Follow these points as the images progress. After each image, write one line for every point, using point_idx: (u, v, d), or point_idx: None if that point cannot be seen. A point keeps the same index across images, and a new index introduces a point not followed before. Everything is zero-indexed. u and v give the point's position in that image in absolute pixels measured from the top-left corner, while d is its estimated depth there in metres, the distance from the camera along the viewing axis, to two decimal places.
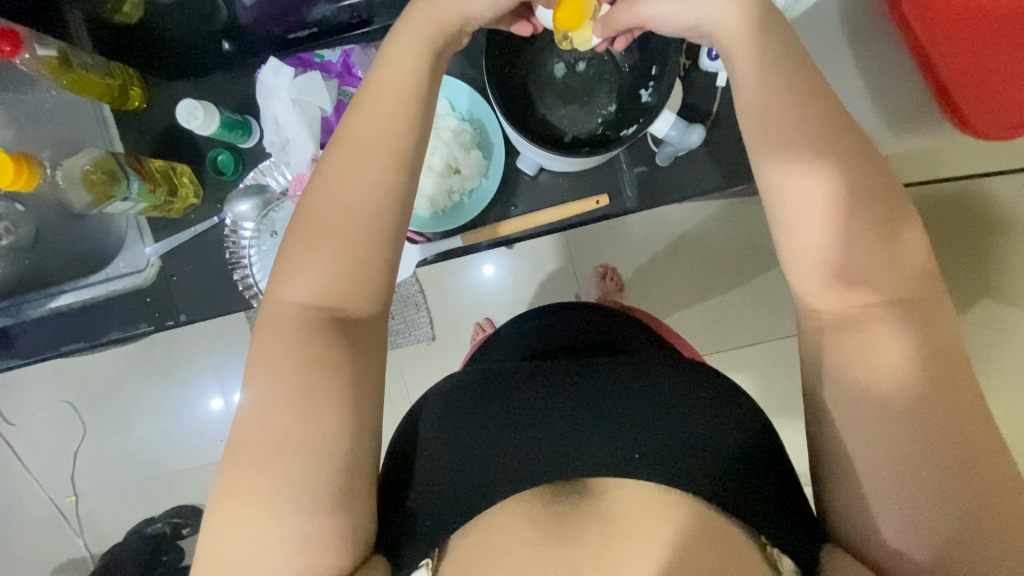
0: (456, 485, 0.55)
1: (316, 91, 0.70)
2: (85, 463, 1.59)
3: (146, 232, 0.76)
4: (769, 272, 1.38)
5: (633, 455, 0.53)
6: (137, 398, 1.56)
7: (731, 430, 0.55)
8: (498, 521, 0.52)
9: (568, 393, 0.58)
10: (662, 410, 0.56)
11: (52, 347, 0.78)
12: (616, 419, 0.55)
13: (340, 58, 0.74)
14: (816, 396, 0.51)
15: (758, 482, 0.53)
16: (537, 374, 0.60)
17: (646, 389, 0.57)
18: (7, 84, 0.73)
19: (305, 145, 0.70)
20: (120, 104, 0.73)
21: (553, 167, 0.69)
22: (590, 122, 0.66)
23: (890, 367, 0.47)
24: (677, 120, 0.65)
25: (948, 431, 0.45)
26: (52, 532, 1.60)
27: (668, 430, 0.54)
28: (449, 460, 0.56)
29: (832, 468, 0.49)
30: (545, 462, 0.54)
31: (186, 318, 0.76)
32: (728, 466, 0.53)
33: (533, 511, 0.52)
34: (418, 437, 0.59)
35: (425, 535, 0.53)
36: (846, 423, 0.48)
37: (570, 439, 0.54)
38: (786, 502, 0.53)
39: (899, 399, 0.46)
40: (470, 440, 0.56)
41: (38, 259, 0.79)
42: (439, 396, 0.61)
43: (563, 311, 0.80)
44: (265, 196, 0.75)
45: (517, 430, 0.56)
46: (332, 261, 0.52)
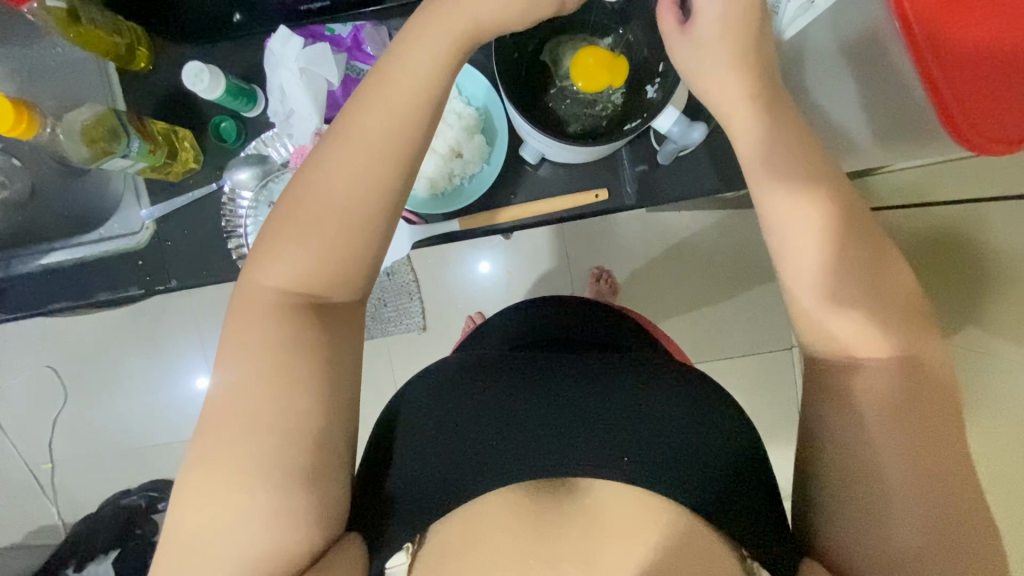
0: (439, 475, 0.55)
1: (324, 62, 0.69)
2: (64, 431, 1.57)
3: (143, 194, 0.76)
4: (763, 285, 1.40)
5: (622, 457, 0.53)
6: (122, 368, 1.55)
7: (715, 435, 0.55)
8: (481, 513, 0.52)
9: (560, 389, 0.58)
10: (651, 414, 0.56)
11: (39, 304, 0.77)
12: (608, 419, 0.55)
13: (350, 33, 0.72)
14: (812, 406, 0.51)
15: (737, 485, 0.53)
16: (529, 367, 0.60)
17: (637, 389, 0.58)
18: (13, 36, 0.73)
19: (309, 117, 0.70)
20: (126, 63, 0.72)
21: (554, 157, 0.69)
22: (595, 112, 0.64)
23: (867, 380, 0.48)
24: (680, 116, 0.64)
25: (921, 443, 0.46)
26: (26, 497, 1.59)
27: (658, 434, 0.54)
28: (434, 449, 0.56)
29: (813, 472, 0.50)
30: (532, 457, 0.53)
31: (177, 284, 0.76)
32: (711, 473, 0.53)
33: (517, 504, 0.51)
34: (403, 421, 0.59)
35: (404, 523, 0.53)
36: (837, 431, 0.49)
37: (559, 438, 0.54)
38: (760, 503, 0.54)
39: (874, 406, 0.48)
40: (456, 431, 0.57)
41: (30, 216, 0.80)
42: (427, 381, 0.61)
43: (556, 306, 0.80)
44: (266, 166, 0.75)
45: (504, 423, 0.56)
46: (329, 232, 0.51)
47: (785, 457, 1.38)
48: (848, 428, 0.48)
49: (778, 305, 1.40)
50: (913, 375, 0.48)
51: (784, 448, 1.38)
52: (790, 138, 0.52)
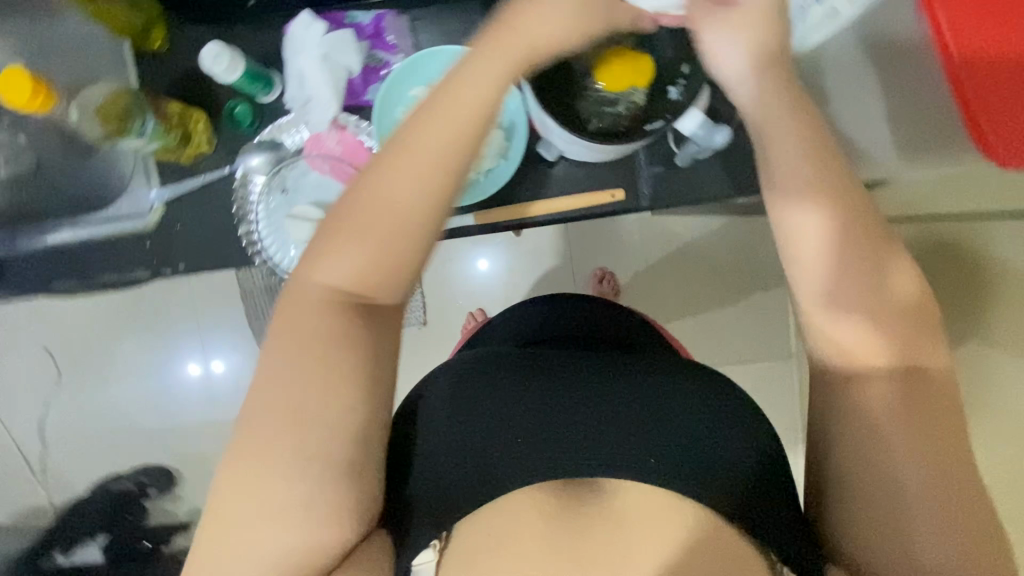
0: (462, 473, 0.54)
1: (346, 51, 0.70)
2: (56, 413, 1.55)
3: (153, 175, 0.75)
4: (764, 291, 1.40)
5: (649, 459, 0.52)
6: (117, 352, 1.53)
7: (733, 436, 0.55)
8: (506, 510, 0.51)
9: (582, 389, 0.58)
10: (674, 417, 0.55)
11: (44, 283, 0.77)
12: (632, 421, 0.55)
13: (371, 21, 0.71)
14: (829, 416, 0.51)
15: (757, 489, 0.53)
16: (552, 367, 0.60)
17: (659, 391, 0.57)
18: (25, 8, 0.72)
19: (328, 104, 0.69)
20: (140, 43, 0.72)
21: (574, 155, 0.68)
22: (617, 112, 0.63)
23: (887, 393, 0.48)
24: (705, 120, 0.65)
25: (940, 455, 0.47)
26: (14, 479, 1.57)
27: (682, 437, 0.54)
28: (457, 448, 0.56)
29: (835, 481, 0.50)
30: (557, 456, 0.53)
31: (184, 268, 0.75)
32: (732, 476, 0.53)
33: (543, 502, 0.51)
34: (426, 420, 0.59)
35: (426, 519, 0.52)
36: (859, 443, 0.49)
37: (585, 438, 0.54)
38: (783, 508, 0.53)
39: (895, 419, 0.48)
40: (480, 431, 0.56)
41: (34, 196, 0.79)
42: (449, 380, 0.61)
43: (572, 303, 0.79)
44: (279, 152, 0.73)
45: (529, 423, 0.56)
46: (350, 224, 0.50)
47: None
48: (872, 440, 0.48)
49: (780, 312, 1.40)
50: (932, 389, 0.48)
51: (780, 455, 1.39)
52: (819, 149, 0.52)
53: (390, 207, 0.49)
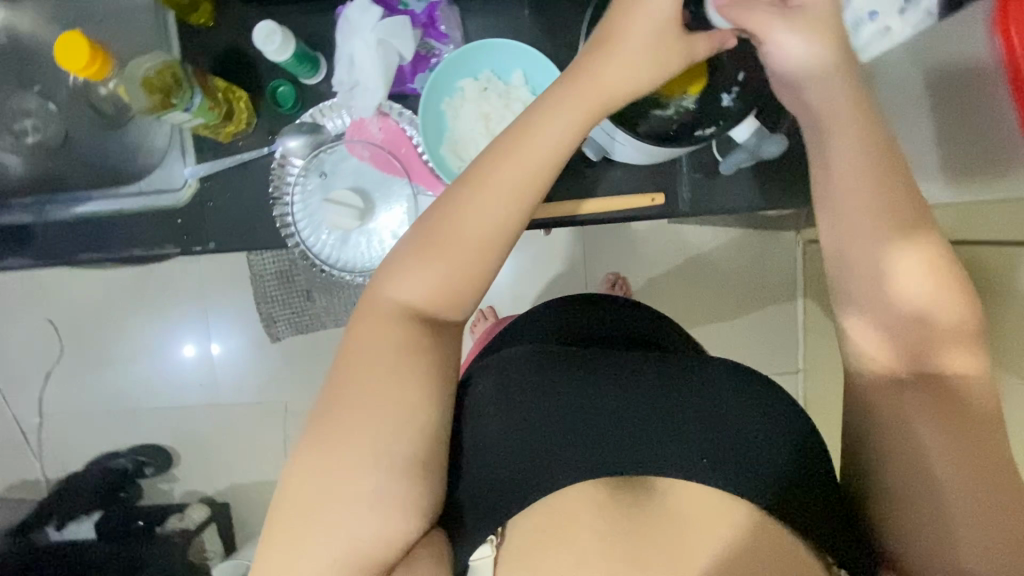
0: (510, 468, 0.54)
1: (401, 37, 0.68)
2: (56, 387, 1.54)
3: (189, 152, 0.74)
4: (775, 305, 1.41)
5: (703, 460, 0.52)
6: (122, 328, 1.52)
7: (783, 445, 0.53)
8: (561, 507, 0.52)
9: (628, 386, 0.57)
10: (722, 419, 0.55)
11: (68, 253, 0.76)
12: (682, 420, 0.55)
13: (425, 9, 0.69)
14: (875, 436, 0.50)
15: (809, 494, 0.52)
16: (598, 363, 0.59)
17: (708, 391, 0.56)
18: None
19: (375, 91, 0.68)
20: (186, 16, 0.71)
21: (620, 157, 0.68)
22: (666, 115, 0.62)
23: (940, 414, 0.47)
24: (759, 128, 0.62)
25: (992, 478, 0.46)
26: (10, 451, 1.56)
27: (735, 438, 0.54)
28: (503, 442, 0.55)
29: (883, 496, 0.49)
30: (610, 455, 0.53)
31: (215, 247, 0.74)
32: (779, 485, 0.52)
33: (599, 499, 0.52)
34: (470, 412, 0.58)
35: (477, 518, 0.52)
36: (909, 463, 0.48)
37: (636, 437, 0.54)
38: (837, 525, 0.51)
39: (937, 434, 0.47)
40: (527, 425, 0.56)
41: (59, 162, 0.84)
42: (493, 373, 0.60)
43: (601, 302, 0.79)
44: (318, 136, 0.72)
45: (577, 420, 0.55)
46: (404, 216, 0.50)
47: None
48: (926, 461, 0.47)
49: (790, 327, 1.41)
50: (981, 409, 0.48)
51: None
52: (886, 165, 0.51)
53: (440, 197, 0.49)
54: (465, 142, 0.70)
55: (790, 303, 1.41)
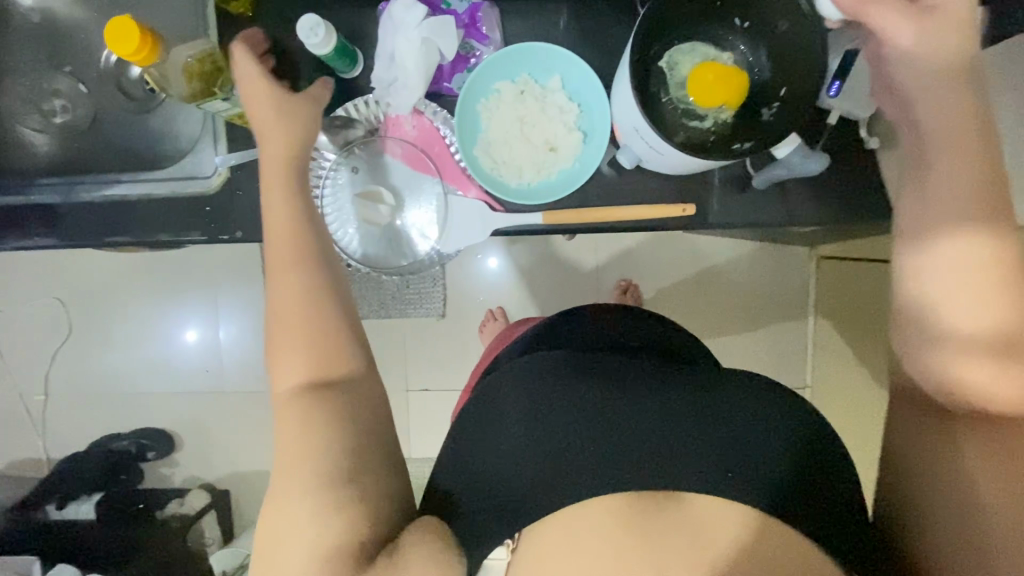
0: (533, 472, 0.56)
1: (444, 37, 0.66)
2: (64, 366, 1.54)
3: (220, 140, 0.75)
4: (786, 322, 1.41)
5: (727, 474, 0.51)
6: (132, 311, 1.52)
7: (806, 459, 0.54)
8: (584, 511, 0.52)
9: (655, 395, 0.57)
10: (749, 432, 0.54)
11: (95, 235, 0.76)
12: (708, 432, 0.54)
13: (466, 9, 0.68)
14: (911, 454, 0.53)
15: (828, 515, 0.52)
16: (624, 368, 0.59)
17: (733, 403, 0.56)
18: None
19: (416, 89, 0.67)
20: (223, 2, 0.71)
21: (652, 165, 0.66)
22: (701, 127, 0.63)
23: (970, 445, 0.49)
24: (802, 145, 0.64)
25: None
26: (14, 427, 1.56)
27: (760, 452, 0.53)
28: (525, 444, 0.57)
29: (916, 521, 0.51)
30: (631, 465, 0.53)
31: (242, 236, 0.75)
32: (802, 502, 0.51)
33: (615, 505, 0.52)
34: (497, 410, 0.60)
35: (494, 521, 0.55)
36: (943, 485, 0.50)
37: (659, 447, 0.53)
38: (848, 539, 0.51)
39: (984, 464, 0.48)
40: (549, 430, 0.57)
41: (85, 143, 0.84)
42: (519, 371, 0.61)
43: (627, 317, 0.80)
44: (349, 131, 0.71)
45: (599, 425, 0.56)
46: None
47: None
48: (961, 486, 0.49)
49: (801, 344, 1.41)
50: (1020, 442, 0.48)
51: None
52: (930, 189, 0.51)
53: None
54: (499, 143, 0.70)
55: (802, 321, 1.41)
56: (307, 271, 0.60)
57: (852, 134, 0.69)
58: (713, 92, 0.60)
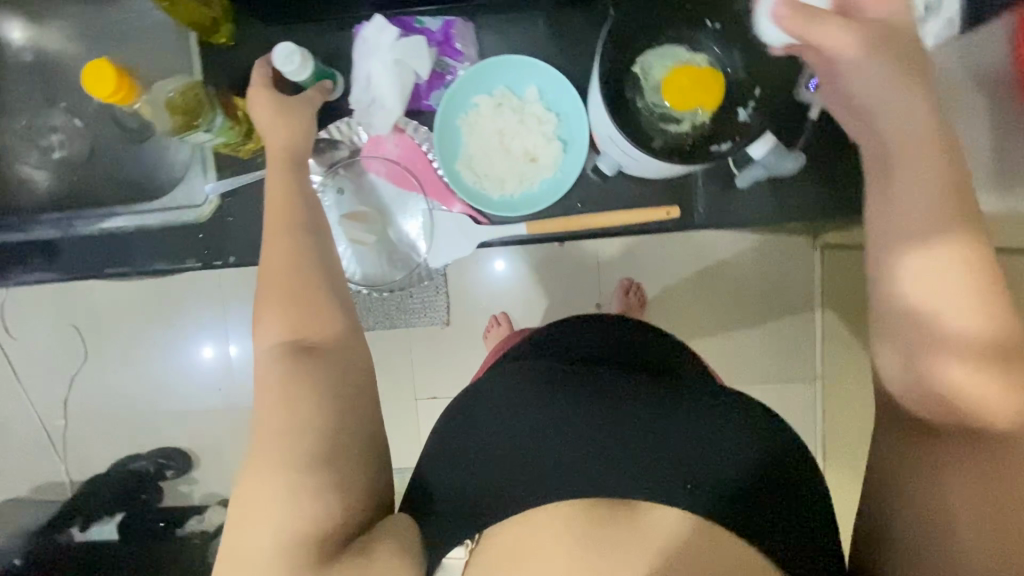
0: (505, 479, 0.58)
1: (418, 57, 0.68)
2: (80, 390, 1.58)
3: (209, 168, 0.76)
4: (792, 315, 1.40)
5: (687, 486, 0.53)
6: (143, 334, 1.55)
7: (769, 466, 0.55)
8: (540, 518, 0.54)
9: (625, 408, 0.58)
10: (713, 443, 0.56)
11: (94, 267, 0.78)
12: (673, 445, 0.55)
13: (440, 27, 0.69)
14: (894, 458, 0.53)
15: (787, 520, 0.54)
16: (597, 381, 0.62)
17: (702, 416, 0.57)
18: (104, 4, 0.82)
19: (393, 109, 0.68)
20: (208, 35, 0.72)
21: (634, 171, 0.67)
22: (680, 131, 0.63)
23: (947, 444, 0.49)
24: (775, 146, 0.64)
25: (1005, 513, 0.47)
26: (36, 452, 1.60)
27: (716, 461, 0.55)
28: (500, 454, 0.60)
29: (892, 524, 0.52)
30: (595, 474, 0.55)
31: (235, 261, 0.76)
32: (761, 510, 0.53)
33: (575, 512, 0.53)
34: (478, 423, 0.63)
35: (464, 525, 0.58)
36: (921, 490, 0.50)
37: (624, 458, 0.55)
38: (802, 542, 0.54)
39: (960, 477, 0.48)
40: (523, 439, 0.59)
41: (83, 175, 0.86)
42: (501, 385, 0.64)
43: (615, 328, 0.81)
44: (335, 152, 0.73)
45: (570, 434, 0.58)
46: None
47: None
48: (939, 490, 0.49)
49: (806, 337, 1.39)
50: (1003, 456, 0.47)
51: None
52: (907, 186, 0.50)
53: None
54: (480, 157, 0.71)
55: (807, 314, 1.39)
56: (294, 294, 0.61)
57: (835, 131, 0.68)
58: (687, 96, 0.60)
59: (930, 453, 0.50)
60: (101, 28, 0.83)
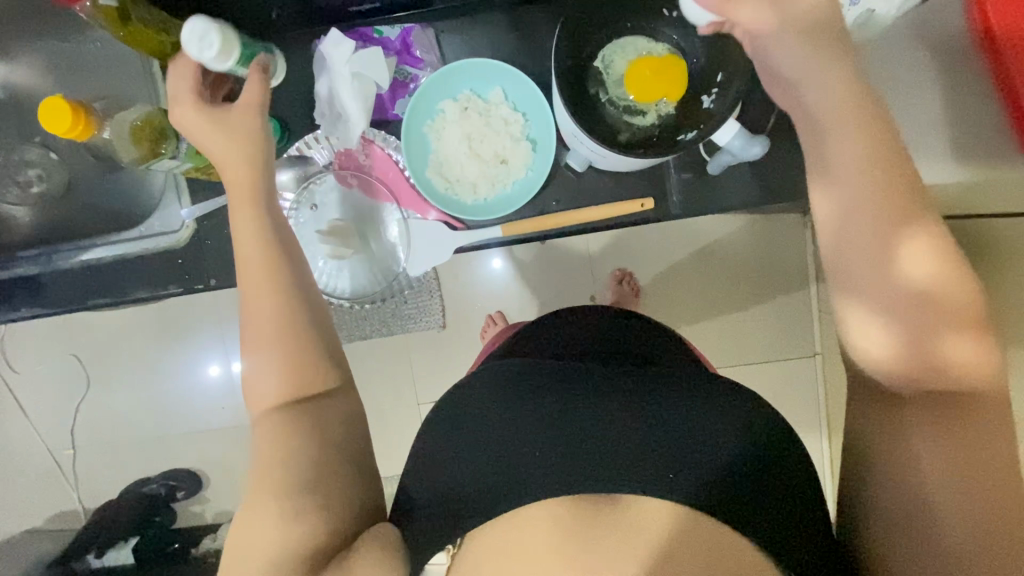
0: (486, 480, 0.58)
1: (376, 68, 0.68)
2: (85, 419, 1.59)
3: (184, 193, 0.76)
4: (787, 293, 1.39)
5: (668, 475, 0.53)
6: (142, 359, 1.56)
7: (756, 450, 0.56)
8: (524, 516, 0.54)
9: (606, 403, 0.59)
10: (693, 431, 0.56)
11: (78, 300, 0.78)
12: (655, 436, 0.56)
13: (398, 35, 0.69)
14: (868, 428, 0.53)
15: (775, 506, 0.54)
16: (575, 377, 0.62)
17: (680, 407, 0.58)
18: (70, 33, 0.81)
19: (357, 122, 0.67)
20: (168, 61, 0.72)
21: (604, 165, 0.67)
22: (646, 123, 0.63)
23: (917, 414, 0.49)
24: (741, 130, 0.61)
25: (978, 472, 0.47)
26: (48, 482, 1.61)
27: (705, 453, 0.55)
28: (481, 454, 0.60)
29: (869, 495, 0.52)
30: (575, 470, 0.55)
31: (215, 284, 0.76)
32: (746, 494, 0.53)
33: (557, 509, 0.53)
34: (460, 426, 0.63)
35: (447, 528, 0.57)
36: (892, 458, 0.50)
37: (604, 452, 0.56)
38: (792, 523, 0.54)
39: (928, 444, 0.48)
40: (504, 440, 0.60)
41: (64, 208, 0.86)
42: (481, 387, 0.65)
43: (600, 320, 0.81)
44: (306, 168, 0.74)
45: (549, 431, 0.58)
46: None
47: None
48: (915, 458, 0.49)
49: (803, 314, 1.39)
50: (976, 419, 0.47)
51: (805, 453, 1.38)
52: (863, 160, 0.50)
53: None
54: (452, 162, 0.72)
55: (803, 290, 1.39)
56: (271, 313, 0.61)
57: None
58: (651, 90, 0.60)
59: (901, 417, 0.50)
60: (66, 57, 0.82)
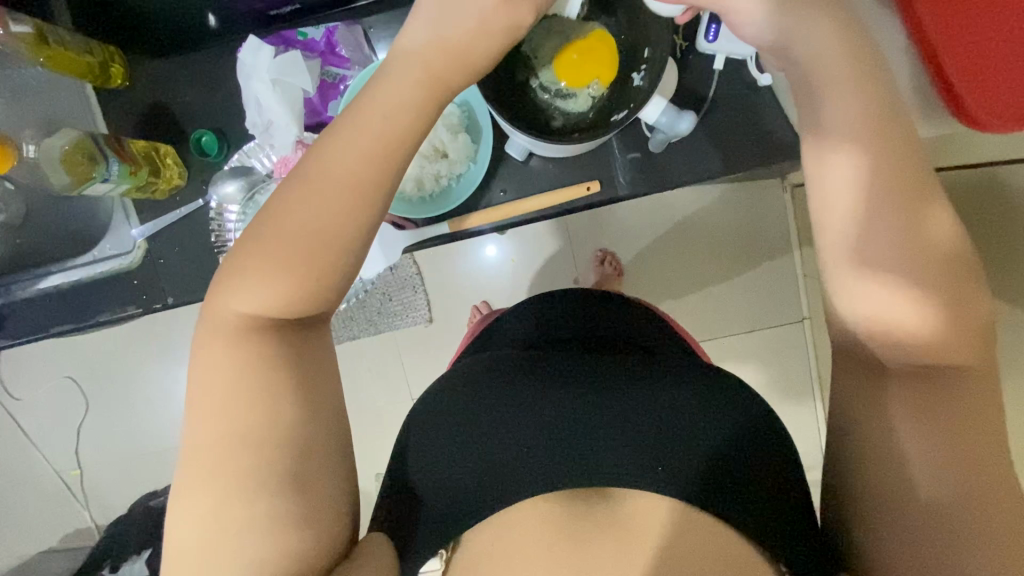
0: (471, 485, 0.57)
1: (295, 72, 0.70)
2: (87, 439, 1.61)
3: (133, 214, 0.76)
4: (771, 260, 1.37)
5: (656, 467, 0.54)
6: (135, 376, 1.57)
7: (726, 430, 0.57)
8: (511, 520, 0.54)
9: (593, 395, 0.60)
10: (675, 419, 0.58)
11: (42, 329, 0.78)
12: (637, 429, 0.57)
13: (323, 36, 0.73)
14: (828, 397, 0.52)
15: (752, 487, 0.55)
16: (554, 373, 0.63)
17: (660, 398, 0.59)
18: None
19: (289, 127, 0.71)
20: (103, 82, 0.73)
21: (542, 152, 0.67)
22: (580, 106, 0.62)
23: (900, 390, 0.45)
24: (667, 106, 0.63)
25: (968, 445, 0.43)
26: (61, 503, 1.65)
27: (689, 442, 0.56)
28: (464, 457, 0.59)
29: (846, 479, 0.49)
30: (566, 469, 0.55)
31: (173, 301, 0.76)
32: (728, 477, 0.55)
33: (548, 513, 0.53)
34: (435, 428, 0.62)
35: (433, 536, 0.56)
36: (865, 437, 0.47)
37: (592, 448, 0.56)
38: (769, 501, 0.54)
39: (912, 420, 0.44)
40: (488, 442, 0.59)
41: (29, 239, 0.80)
42: (457, 386, 0.65)
43: (573, 301, 0.80)
44: (250, 177, 0.75)
45: (534, 432, 0.58)
46: (286, 258, 0.45)
47: (805, 428, 1.37)
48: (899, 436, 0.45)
49: (789, 280, 1.37)
50: (947, 396, 0.44)
51: (802, 419, 1.37)
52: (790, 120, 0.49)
53: (325, 229, 0.45)
54: None
55: (786, 255, 1.37)
56: None
57: (744, 77, 0.68)
58: (584, 77, 0.59)
59: (877, 400, 0.46)
60: None
